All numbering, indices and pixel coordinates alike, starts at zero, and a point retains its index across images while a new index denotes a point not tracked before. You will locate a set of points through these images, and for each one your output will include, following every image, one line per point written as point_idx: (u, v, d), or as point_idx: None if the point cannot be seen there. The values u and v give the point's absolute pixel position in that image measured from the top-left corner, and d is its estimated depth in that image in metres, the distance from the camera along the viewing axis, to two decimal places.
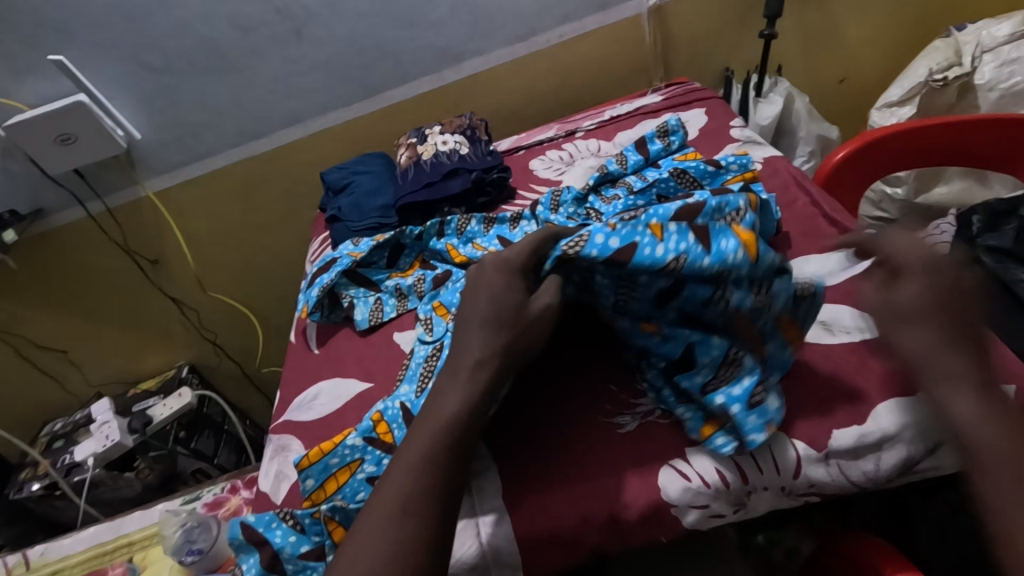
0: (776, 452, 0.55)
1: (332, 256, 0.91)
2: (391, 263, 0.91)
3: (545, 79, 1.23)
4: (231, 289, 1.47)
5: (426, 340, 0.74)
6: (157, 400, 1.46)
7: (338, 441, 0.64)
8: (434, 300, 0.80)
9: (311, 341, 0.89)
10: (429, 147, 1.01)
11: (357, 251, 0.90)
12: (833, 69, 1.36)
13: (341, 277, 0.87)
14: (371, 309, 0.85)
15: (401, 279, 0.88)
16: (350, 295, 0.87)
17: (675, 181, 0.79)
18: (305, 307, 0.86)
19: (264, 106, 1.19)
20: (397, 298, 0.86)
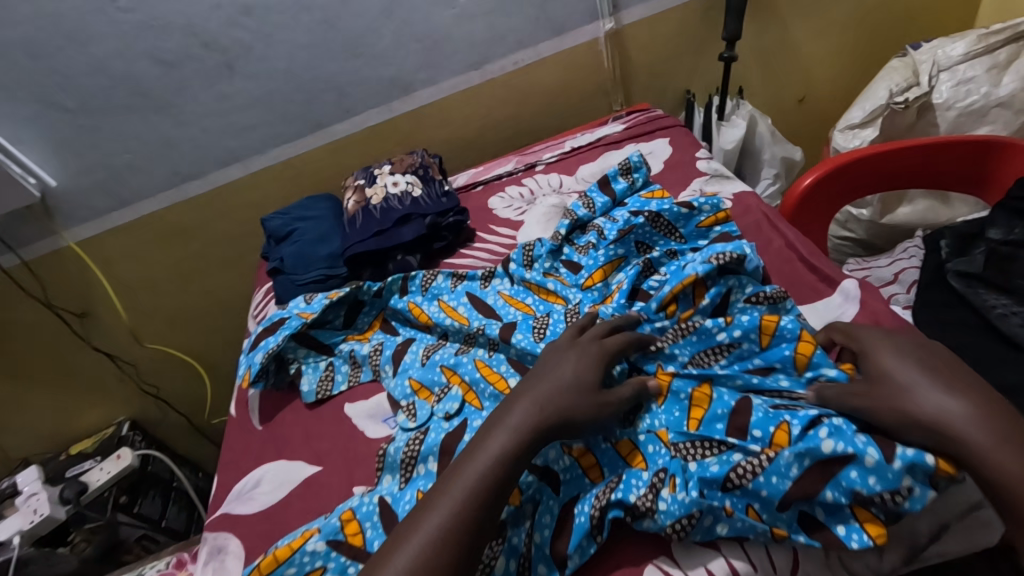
0: (772, 548, 0.50)
1: (280, 315, 0.82)
2: (349, 323, 0.83)
3: (501, 108, 1.17)
4: (172, 338, 1.35)
5: (407, 427, 0.67)
6: (94, 463, 1.33)
7: (297, 546, 0.57)
8: (406, 376, 0.73)
9: (254, 414, 0.79)
10: (378, 189, 0.93)
11: (308, 311, 0.81)
12: (793, 88, 1.34)
13: (289, 340, 0.78)
14: (320, 379, 0.78)
15: (358, 344, 0.80)
16: (299, 360, 0.80)
17: (651, 227, 0.75)
18: (248, 375, 0.77)
19: (196, 146, 1.09)
20: (350, 366, 0.78)
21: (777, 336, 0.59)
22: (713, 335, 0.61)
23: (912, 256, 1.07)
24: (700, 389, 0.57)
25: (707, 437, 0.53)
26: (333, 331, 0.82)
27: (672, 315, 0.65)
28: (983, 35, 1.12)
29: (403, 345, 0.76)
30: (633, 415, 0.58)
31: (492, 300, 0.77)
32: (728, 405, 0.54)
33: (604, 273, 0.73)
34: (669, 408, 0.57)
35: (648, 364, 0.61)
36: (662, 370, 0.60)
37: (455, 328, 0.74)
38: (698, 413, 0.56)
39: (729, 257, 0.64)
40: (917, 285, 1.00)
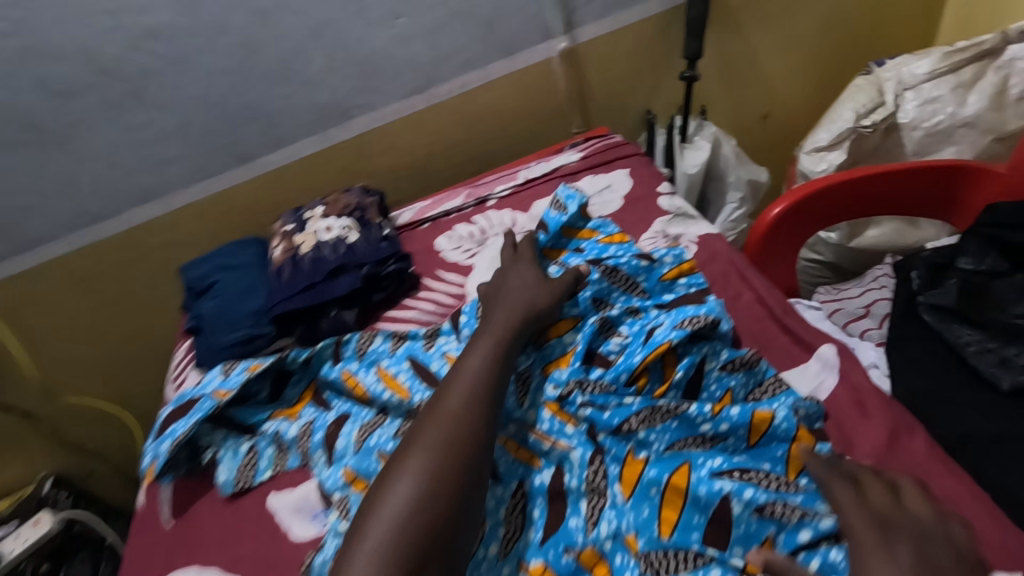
0: None
1: (192, 393, 0.71)
2: (275, 396, 0.73)
3: (450, 133, 1.08)
4: (94, 389, 1.22)
5: (340, 528, 0.58)
6: (9, 531, 1.20)
7: None
8: (340, 466, 0.63)
9: (164, 510, 0.68)
10: (309, 235, 0.83)
11: (224, 387, 0.70)
12: (756, 105, 1.29)
13: (201, 425, 0.68)
14: (240, 466, 0.67)
15: (284, 422, 0.70)
16: (215, 446, 0.69)
17: (608, 281, 0.69)
18: (153, 469, 0.66)
19: (106, 183, 0.97)
20: (276, 448, 0.68)
21: (767, 435, 0.55)
22: (697, 425, 0.56)
23: (884, 286, 1.01)
24: (677, 475, 0.52)
25: (681, 547, 0.49)
26: (258, 406, 0.72)
27: (643, 388, 0.60)
28: (948, 53, 1.07)
29: (336, 426, 0.67)
30: (595, 512, 0.53)
31: (437, 366, 0.67)
32: (706, 511, 0.50)
33: (559, 331, 0.66)
34: (636, 506, 0.52)
35: (618, 447, 0.56)
36: (633, 456, 0.55)
37: (395, 402, 0.65)
38: (671, 514, 0.51)
39: (703, 321, 0.61)
40: (889, 318, 0.94)
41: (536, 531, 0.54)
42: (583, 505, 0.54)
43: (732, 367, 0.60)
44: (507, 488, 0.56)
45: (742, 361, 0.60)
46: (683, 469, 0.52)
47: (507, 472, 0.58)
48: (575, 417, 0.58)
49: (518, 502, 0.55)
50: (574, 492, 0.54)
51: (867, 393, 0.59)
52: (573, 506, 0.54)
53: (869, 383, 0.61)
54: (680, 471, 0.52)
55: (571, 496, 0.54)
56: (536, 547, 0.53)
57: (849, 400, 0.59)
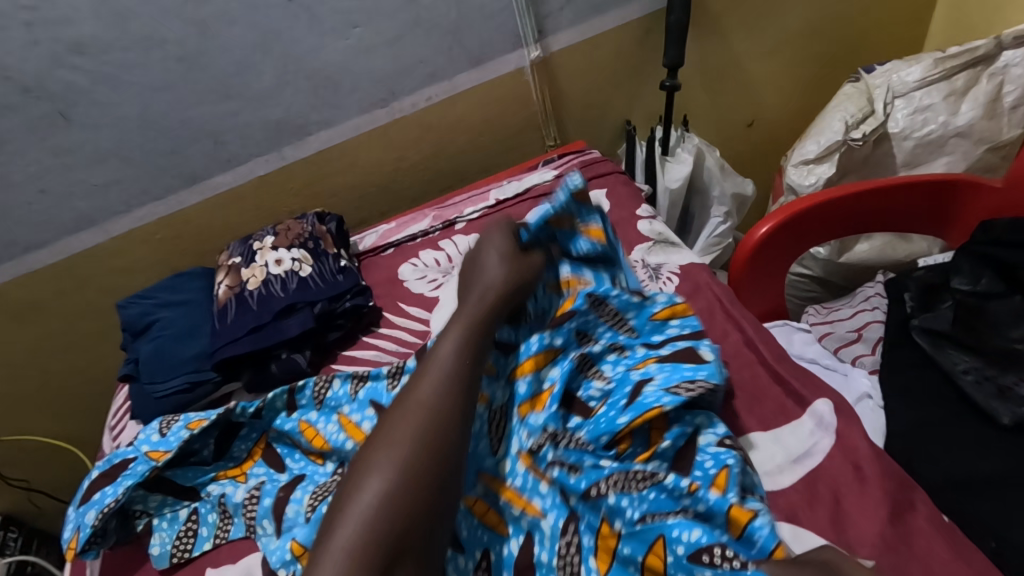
0: None
1: (127, 452, 0.64)
2: (220, 455, 0.65)
3: (417, 149, 1.01)
4: (39, 426, 1.14)
5: None
6: None
7: None
8: (289, 537, 0.56)
9: None
10: (257, 268, 0.76)
11: (161, 446, 0.63)
12: (741, 113, 1.23)
13: (132, 492, 0.60)
14: (178, 536, 0.60)
15: (231, 484, 0.63)
16: (150, 513, 0.62)
17: (594, 313, 0.64)
18: (74, 543, 0.58)
19: (36, 210, 0.88)
20: (220, 514, 0.61)
21: (747, 531, 0.48)
22: (677, 489, 0.53)
23: (876, 306, 0.96)
24: (653, 554, 0.49)
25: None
26: (201, 465, 0.64)
27: (627, 446, 0.56)
28: (940, 58, 1.02)
29: (286, 492, 0.60)
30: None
31: None
32: None
33: (535, 364, 0.62)
34: None
35: (594, 514, 0.53)
36: (607, 526, 0.52)
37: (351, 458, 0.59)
38: None
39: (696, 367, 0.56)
40: (882, 344, 0.89)
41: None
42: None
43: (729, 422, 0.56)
44: (467, 550, 0.53)
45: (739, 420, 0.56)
46: (659, 546, 0.49)
47: (475, 534, 0.54)
48: (547, 474, 0.56)
49: (483, 572, 0.53)
50: (545, 566, 0.52)
51: (865, 458, 0.55)
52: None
53: (869, 446, 0.56)
54: (656, 549, 0.49)
55: (541, 570, 0.52)
56: None
57: (843, 468, 0.54)
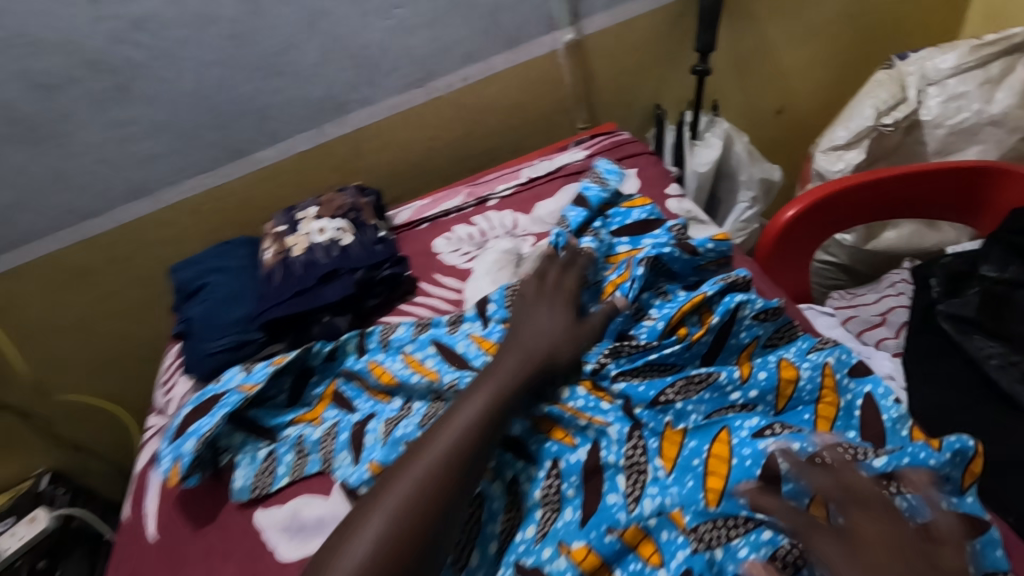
0: None
1: (211, 389, 0.68)
2: (295, 398, 0.70)
3: (450, 129, 1.04)
4: (88, 387, 1.20)
5: None
6: (4, 527, 1.20)
7: None
8: (366, 460, 0.62)
9: (181, 520, 0.65)
10: (301, 237, 0.80)
11: (250, 382, 0.68)
12: (770, 99, 1.23)
13: (225, 423, 0.65)
14: (258, 472, 0.65)
15: (307, 427, 0.68)
16: (233, 450, 0.66)
17: (645, 263, 0.67)
18: (178, 470, 0.62)
19: (93, 179, 0.93)
20: (295, 454, 0.66)
21: (794, 399, 0.56)
22: (727, 394, 0.57)
23: (902, 292, 0.97)
24: (717, 443, 0.52)
25: (729, 514, 0.48)
26: (277, 409, 0.69)
27: (683, 337, 0.59)
28: (976, 46, 1.02)
29: (359, 429, 0.65)
30: (637, 489, 0.53)
31: (463, 348, 0.69)
32: (751, 474, 0.49)
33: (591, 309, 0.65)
34: (679, 479, 0.52)
35: (656, 420, 0.56)
36: (671, 428, 0.55)
37: (423, 386, 0.66)
38: (716, 483, 0.50)
39: (736, 277, 0.61)
40: (907, 327, 0.90)
41: (574, 510, 0.53)
42: (621, 480, 0.54)
43: (765, 316, 0.58)
44: (535, 485, 0.56)
45: (774, 310, 0.59)
46: (723, 436, 0.53)
47: (541, 452, 0.58)
48: (608, 394, 0.59)
49: (552, 486, 0.55)
50: (612, 467, 0.54)
51: None
52: (611, 477, 0.54)
53: None
54: (720, 438, 0.53)
55: (609, 471, 0.54)
56: (575, 528, 0.52)
57: None
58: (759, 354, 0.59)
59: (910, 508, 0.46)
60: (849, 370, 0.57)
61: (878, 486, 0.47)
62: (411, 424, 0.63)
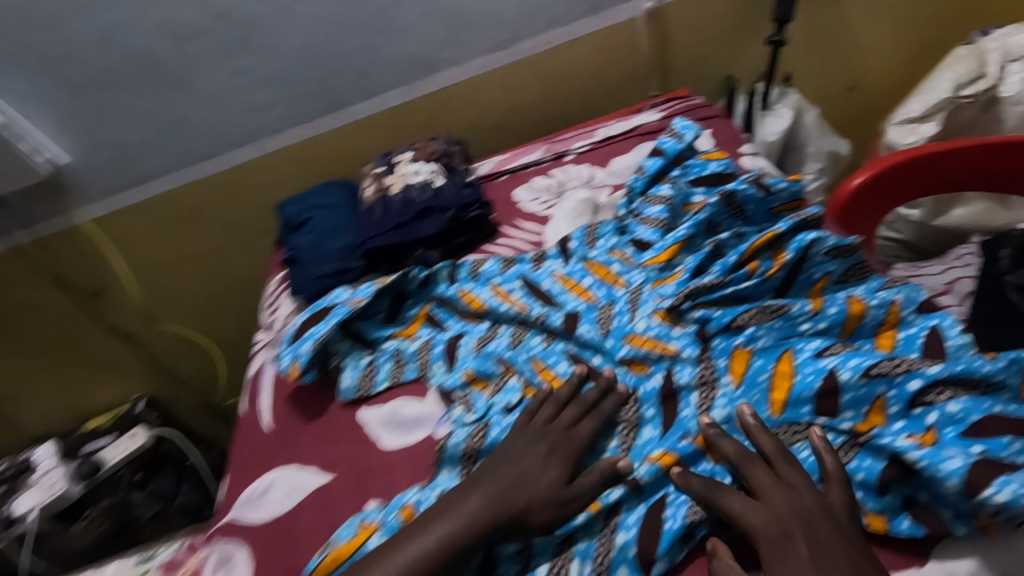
0: None
1: (323, 302, 0.76)
2: (392, 316, 0.78)
3: (529, 91, 1.10)
4: (186, 320, 1.33)
5: (465, 420, 0.65)
6: (109, 440, 1.36)
7: (360, 543, 0.58)
8: (460, 368, 0.70)
9: (295, 416, 0.74)
10: (398, 177, 0.88)
11: (357, 298, 0.75)
12: (842, 76, 1.24)
13: (337, 330, 0.73)
14: (361, 375, 0.73)
15: (404, 341, 0.76)
16: (340, 356, 0.74)
17: (722, 205, 0.71)
18: (297, 367, 0.71)
19: (210, 124, 1.04)
20: (393, 364, 0.74)
21: (860, 328, 0.59)
22: (798, 325, 0.59)
23: (968, 265, 0.98)
24: (781, 363, 0.56)
25: (793, 421, 0.53)
26: (377, 325, 0.77)
27: (755, 271, 0.62)
28: None
29: (454, 344, 0.73)
30: (707, 401, 0.57)
31: (547, 285, 0.74)
32: (813, 388, 0.52)
33: (670, 253, 0.69)
34: (747, 392, 0.56)
35: (727, 342, 0.59)
36: (740, 348, 0.58)
37: (512, 314, 0.72)
38: (780, 394, 0.54)
39: (808, 215, 0.64)
40: (972, 297, 0.92)
41: (653, 428, 0.58)
42: (694, 397, 0.57)
43: (836, 254, 0.61)
44: (614, 402, 0.61)
45: (846, 249, 0.61)
46: (786, 357, 0.56)
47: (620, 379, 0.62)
48: (681, 323, 0.61)
49: (631, 407, 0.60)
50: (686, 387, 0.58)
51: None
52: (683, 391, 0.58)
53: None
54: (784, 359, 0.56)
55: (682, 391, 0.58)
56: (656, 440, 0.57)
57: None
58: (829, 289, 0.62)
59: (961, 409, 0.48)
60: (917, 307, 0.59)
61: (931, 392, 0.49)
62: (499, 341, 0.70)
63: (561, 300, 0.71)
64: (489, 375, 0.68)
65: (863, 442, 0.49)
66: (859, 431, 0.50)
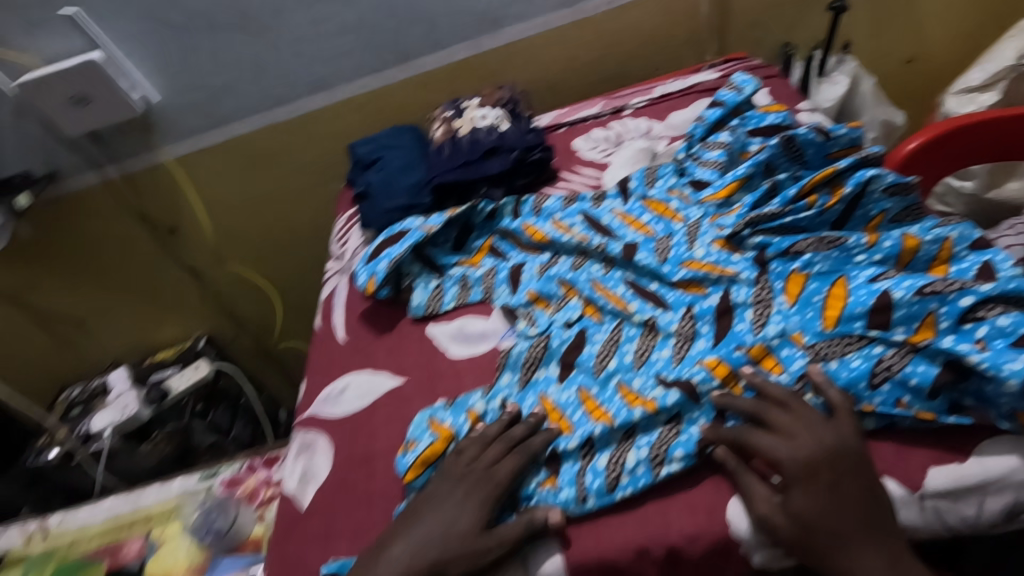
0: (884, 474, 0.51)
1: (399, 226, 0.82)
2: (459, 245, 0.84)
3: (589, 51, 1.14)
4: (249, 261, 1.41)
5: (529, 332, 0.70)
6: (174, 371, 1.46)
7: (443, 448, 0.62)
8: (524, 290, 0.75)
9: (367, 329, 0.80)
10: (466, 121, 0.93)
11: (430, 224, 0.81)
12: (901, 48, 1.24)
13: (410, 252, 0.80)
14: (430, 295, 0.79)
15: (470, 268, 0.81)
16: (413, 277, 0.81)
17: (781, 148, 0.74)
18: (373, 282, 0.78)
19: (289, 70, 1.11)
20: (459, 288, 0.79)
21: (917, 259, 0.62)
22: (853, 257, 0.63)
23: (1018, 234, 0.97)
24: (836, 287, 0.59)
25: (845, 333, 0.56)
26: (445, 252, 0.83)
27: (813, 204, 0.67)
28: None
29: (518, 270, 0.78)
30: (762, 317, 0.61)
31: (608, 220, 0.78)
32: (867, 304, 0.56)
33: (730, 190, 0.73)
34: (800, 310, 0.60)
35: (784, 267, 0.63)
36: (796, 272, 0.62)
37: (573, 243, 0.76)
38: (834, 311, 0.58)
39: (870, 154, 0.68)
40: None
41: (705, 341, 0.62)
42: (749, 313, 0.62)
43: (893, 191, 0.65)
44: (672, 320, 0.65)
45: (904, 188, 0.64)
46: (841, 282, 0.60)
47: (677, 302, 0.66)
48: (740, 250, 0.67)
49: (688, 323, 0.64)
50: (742, 305, 0.62)
51: None
52: (739, 309, 0.62)
53: None
54: (839, 284, 0.60)
55: (738, 309, 0.62)
56: (708, 349, 0.61)
57: None
58: (884, 226, 0.65)
59: (1013, 322, 0.51)
60: (970, 244, 0.61)
61: (983, 309, 0.52)
62: (562, 268, 0.75)
63: (620, 233, 0.76)
64: (552, 296, 0.73)
65: (919, 349, 0.52)
66: (913, 340, 0.53)
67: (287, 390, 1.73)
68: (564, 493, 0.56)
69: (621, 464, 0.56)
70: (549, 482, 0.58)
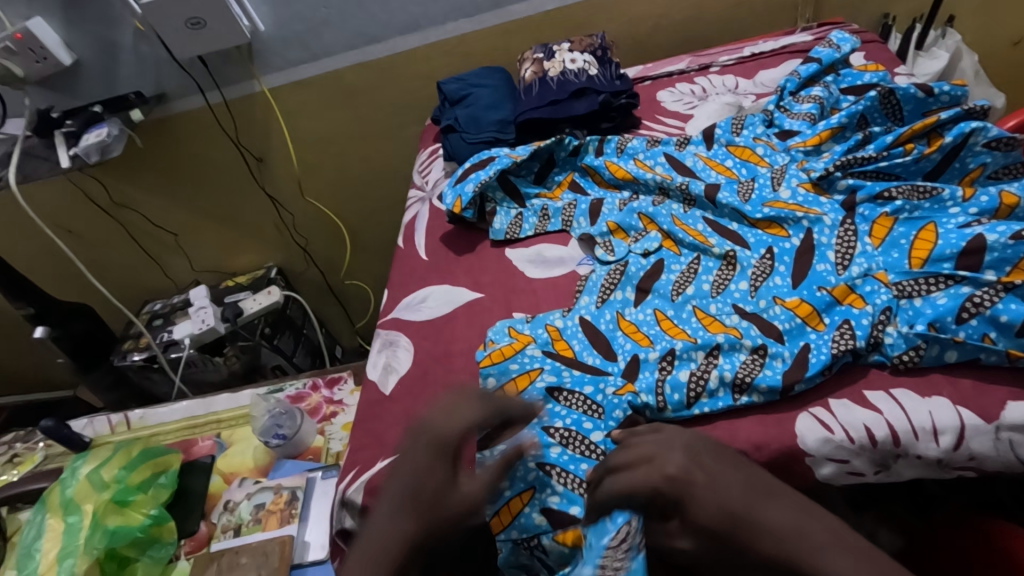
0: (959, 404, 0.52)
1: (488, 154, 0.88)
2: (540, 179, 0.88)
3: (679, 9, 1.14)
4: (326, 196, 1.49)
5: (606, 260, 0.74)
6: (248, 294, 1.54)
7: (518, 349, 0.65)
8: (603, 221, 0.78)
9: (446, 250, 0.85)
10: (556, 63, 0.96)
11: (516, 154, 0.86)
12: (1009, 29, 1.19)
13: (495, 178, 0.85)
14: (510, 222, 0.83)
15: (550, 200, 0.84)
16: (495, 203, 0.85)
17: (878, 102, 0.74)
18: (459, 203, 0.83)
19: (386, 9, 1.16)
20: (538, 218, 0.83)
21: (1018, 212, 0.59)
22: (947, 208, 0.62)
23: None
24: (924, 232, 0.60)
25: (933, 273, 0.57)
26: (528, 185, 0.87)
27: (910, 151, 0.68)
28: None
29: (598, 205, 0.81)
30: (846, 259, 0.62)
31: (691, 162, 0.80)
32: (958, 246, 0.56)
33: (820, 139, 0.74)
34: (886, 252, 0.61)
35: (872, 211, 0.64)
36: (883, 216, 0.63)
37: (654, 181, 0.78)
38: (921, 252, 0.59)
39: (972, 107, 0.67)
40: None
41: (784, 278, 0.63)
42: (831, 255, 0.63)
43: (996, 145, 0.64)
44: (752, 256, 0.67)
45: (1009, 142, 0.63)
46: (929, 228, 0.60)
47: (758, 242, 0.68)
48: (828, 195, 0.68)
49: (767, 261, 0.65)
50: (825, 245, 0.64)
51: None
52: (822, 248, 0.64)
53: None
54: (927, 229, 0.60)
55: (820, 249, 0.64)
56: (789, 288, 0.62)
57: None
58: (980, 181, 0.65)
59: None
60: None
61: None
62: (642, 203, 0.78)
63: (705, 176, 0.77)
64: (632, 227, 0.76)
65: (1009, 289, 0.53)
66: (1006, 279, 0.53)
67: (344, 325, 1.82)
68: (643, 397, 0.58)
69: (703, 382, 0.57)
70: (627, 389, 0.59)
